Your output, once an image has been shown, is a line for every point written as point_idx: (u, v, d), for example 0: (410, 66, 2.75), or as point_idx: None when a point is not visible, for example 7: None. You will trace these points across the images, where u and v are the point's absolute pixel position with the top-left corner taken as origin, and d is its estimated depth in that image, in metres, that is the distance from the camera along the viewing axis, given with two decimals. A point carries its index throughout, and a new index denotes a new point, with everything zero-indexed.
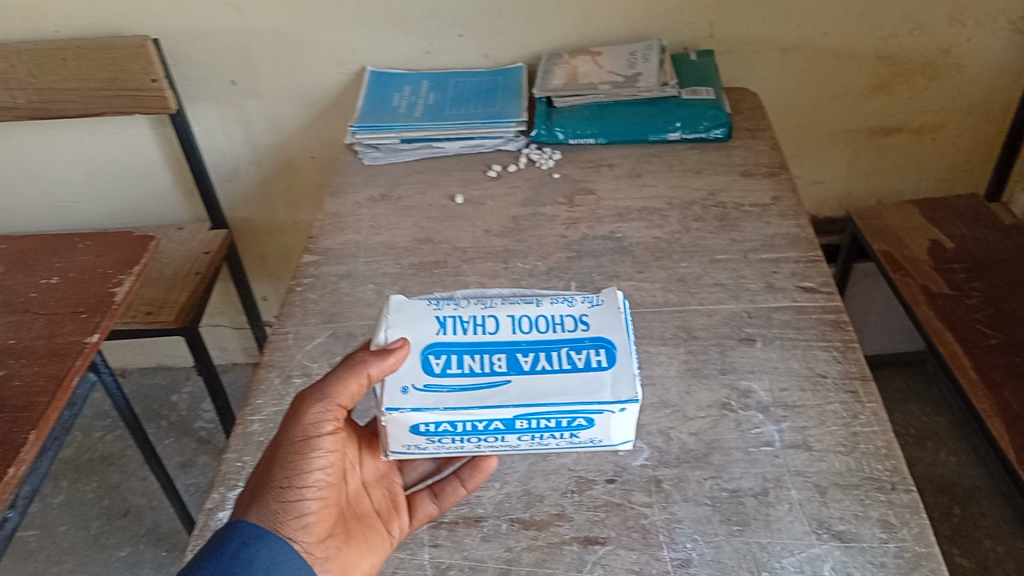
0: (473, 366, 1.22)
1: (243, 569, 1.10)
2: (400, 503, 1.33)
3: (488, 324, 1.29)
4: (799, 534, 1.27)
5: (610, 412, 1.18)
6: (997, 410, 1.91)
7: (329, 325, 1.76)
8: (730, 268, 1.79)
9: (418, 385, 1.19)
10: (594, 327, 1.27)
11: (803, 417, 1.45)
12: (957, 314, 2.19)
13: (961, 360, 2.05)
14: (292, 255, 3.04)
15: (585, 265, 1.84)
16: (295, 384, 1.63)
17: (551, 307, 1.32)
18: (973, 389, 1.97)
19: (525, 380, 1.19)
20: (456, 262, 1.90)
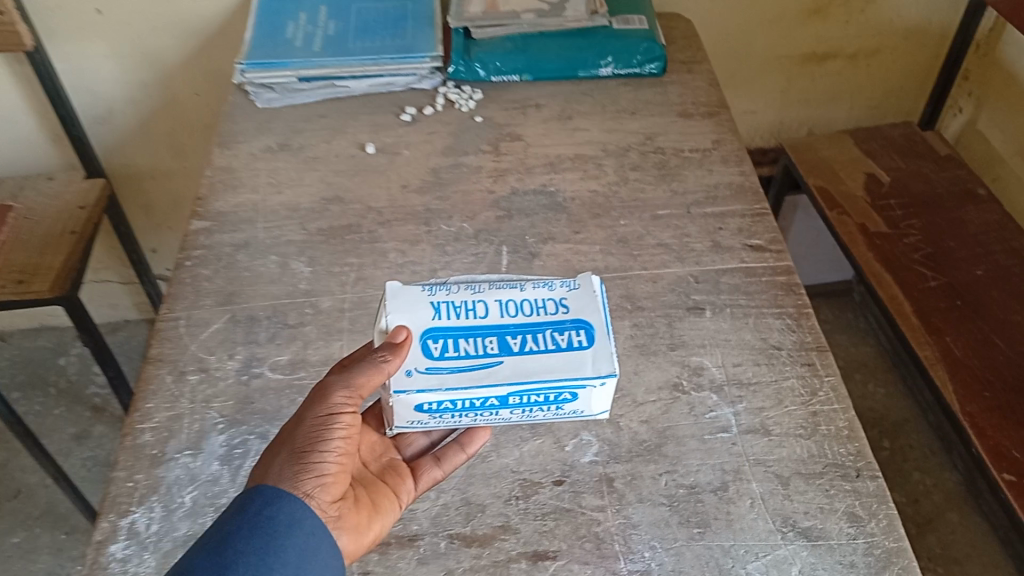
0: (469, 348, 1.15)
1: (266, 527, 1.01)
2: (404, 474, 1.22)
3: (477, 308, 1.20)
4: (763, 534, 1.17)
5: (594, 387, 1.13)
6: (940, 357, 1.87)
7: (227, 307, 1.54)
8: (673, 225, 1.65)
9: (421, 368, 1.13)
10: (575, 309, 1.20)
11: (759, 397, 1.34)
12: (897, 255, 2.14)
13: (903, 305, 2.00)
14: (184, 203, 2.72)
15: (515, 225, 1.67)
16: (191, 383, 1.42)
17: (533, 295, 1.22)
18: (915, 335, 1.93)
19: (517, 361, 1.13)
20: (370, 226, 1.69)
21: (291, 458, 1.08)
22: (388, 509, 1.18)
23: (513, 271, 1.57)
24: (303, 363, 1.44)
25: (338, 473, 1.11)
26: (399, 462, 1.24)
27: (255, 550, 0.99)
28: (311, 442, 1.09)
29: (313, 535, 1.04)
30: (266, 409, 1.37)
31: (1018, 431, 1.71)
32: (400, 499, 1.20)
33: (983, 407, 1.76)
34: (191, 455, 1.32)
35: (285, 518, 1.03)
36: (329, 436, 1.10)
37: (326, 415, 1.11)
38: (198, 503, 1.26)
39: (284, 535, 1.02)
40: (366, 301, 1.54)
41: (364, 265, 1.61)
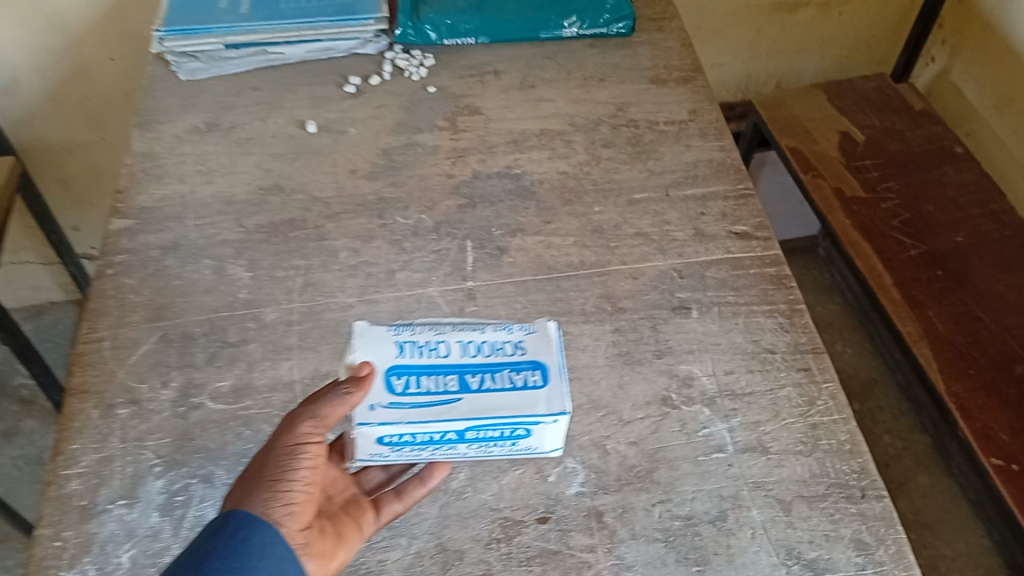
0: (429, 386, 1.03)
1: (236, 551, 0.91)
2: (366, 506, 1.08)
3: (438, 346, 1.08)
4: (766, 570, 1.08)
5: (547, 423, 1.03)
6: (923, 333, 1.80)
7: (158, 325, 1.36)
8: (651, 211, 1.51)
9: (385, 401, 1.01)
10: (533, 348, 1.10)
11: (755, 409, 1.24)
12: (873, 221, 2.04)
13: (882, 278, 1.91)
14: (105, 176, 2.45)
15: (480, 215, 1.51)
16: (121, 418, 1.25)
17: (494, 335, 1.12)
18: (896, 310, 1.85)
19: (477, 399, 1.02)
20: (316, 221, 1.51)
21: (259, 485, 0.97)
22: (352, 544, 1.05)
23: (480, 269, 1.42)
24: (248, 389, 1.27)
25: (309, 501, 0.99)
26: (361, 493, 1.10)
27: (228, 571, 0.89)
28: (279, 470, 0.97)
29: (285, 562, 0.93)
30: (209, 446, 1.21)
31: (1006, 413, 1.64)
32: (360, 535, 1.06)
33: (968, 386, 1.69)
34: (125, 507, 1.15)
35: (257, 541, 0.92)
36: (299, 463, 0.98)
37: (296, 442, 0.99)
38: (138, 564, 1.10)
39: (258, 558, 0.92)
40: (316, 311, 1.37)
41: (312, 267, 1.44)
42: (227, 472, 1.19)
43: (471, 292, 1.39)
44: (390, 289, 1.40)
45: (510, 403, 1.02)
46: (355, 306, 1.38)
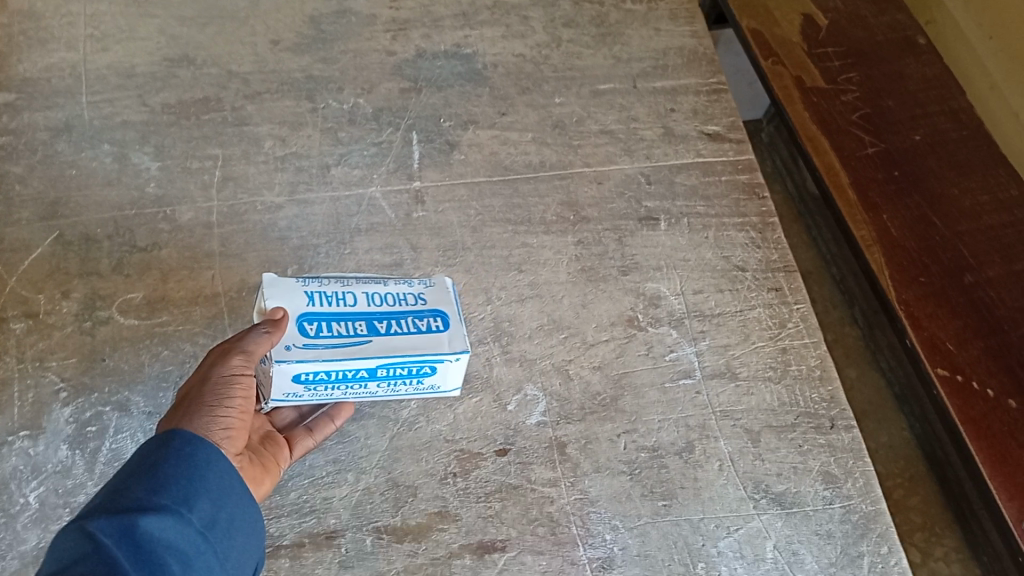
0: (340, 329, 0.93)
1: (184, 465, 0.76)
2: (281, 442, 0.97)
3: (343, 295, 0.97)
4: (733, 505, 1.05)
5: (450, 363, 0.95)
6: (878, 239, 1.58)
7: (52, 224, 1.16)
8: (617, 105, 1.37)
9: (299, 341, 0.90)
10: (434, 299, 0.99)
11: (724, 332, 1.17)
12: (832, 114, 1.74)
13: (839, 176, 1.65)
14: None
15: (427, 102, 1.34)
16: (13, 335, 1.07)
17: (397, 286, 1.00)
18: (850, 213, 1.61)
19: (387, 342, 0.93)
20: (234, 100, 1.30)
21: (189, 412, 0.82)
22: (274, 480, 0.94)
23: (428, 167, 1.27)
24: (163, 302, 1.11)
25: (243, 430, 0.86)
26: (272, 429, 0.97)
27: (180, 478, 0.75)
28: (215, 400, 0.84)
29: (235, 481, 0.79)
30: (120, 369, 1.05)
31: (954, 321, 1.48)
32: (278, 470, 0.95)
33: (920, 295, 1.51)
34: (29, 439, 1.00)
35: (203, 455, 0.78)
36: (236, 390, 0.85)
37: (227, 370, 0.85)
38: (47, 505, 0.96)
39: (208, 467, 0.77)
40: (238, 212, 1.20)
41: (231, 158, 1.25)
42: (145, 399, 1.04)
43: (418, 195, 1.24)
44: (325, 187, 1.23)
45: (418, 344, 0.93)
46: (284, 208, 1.21)
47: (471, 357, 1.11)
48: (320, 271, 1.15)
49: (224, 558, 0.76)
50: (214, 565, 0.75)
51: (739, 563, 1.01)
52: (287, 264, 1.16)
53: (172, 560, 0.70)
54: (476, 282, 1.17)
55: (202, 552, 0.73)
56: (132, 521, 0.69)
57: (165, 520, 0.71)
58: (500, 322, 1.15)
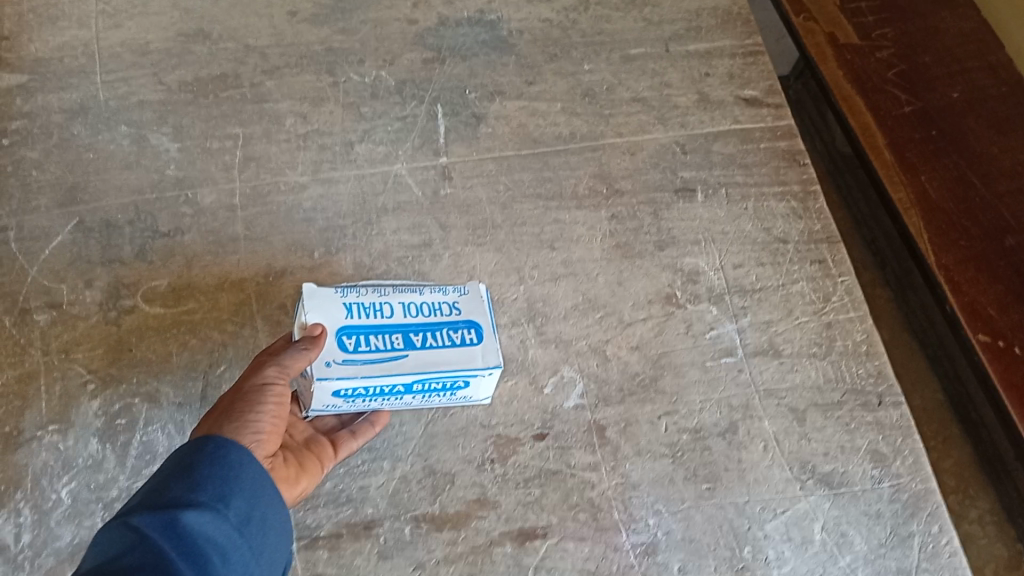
0: (378, 344, 0.89)
1: (220, 466, 0.74)
2: (323, 446, 0.94)
3: (380, 305, 0.92)
4: (780, 486, 1.02)
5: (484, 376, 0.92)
6: (917, 202, 1.50)
7: (72, 211, 1.13)
8: (649, 70, 1.32)
9: (338, 357, 0.87)
10: (469, 307, 0.94)
11: (766, 308, 1.13)
12: (866, 72, 1.63)
13: (874, 137, 1.56)
14: None
15: (451, 73, 1.29)
16: (38, 325, 1.05)
17: (433, 292, 0.95)
18: (887, 175, 1.53)
19: (424, 358, 0.89)
20: (253, 76, 1.26)
21: (222, 418, 0.81)
22: (313, 481, 0.92)
23: (454, 142, 1.22)
24: (190, 289, 1.08)
25: (275, 435, 0.84)
26: (315, 433, 0.95)
27: (217, 477, 0.73)
28: (246, 407, 0.82)
29: (269, 484, 0.77)
30: (148, 359, 1.03)
31: (995, 287, 1.40)
32: (319, 472, 0.92)
33: (959, 259, 1.43)
34: (58, 434, 0.98)
35: (237, 457, 0.76)
36: (269, 398, 0.83)
37: (260, 380, 0.84)
38: (79, 500, 0.95)
39: (243, 467, 0.75)
40: (261, 193, 1.16)
41: (252, 137, 1.21)
42: (175, 390, 1.02)
43: (445, 170, 1.20)
44: (350, 165, 1.19)
45: (453, 360, 0.90)
46: (309, 188, 1.17)
47: (505, 339, 1.08)
48: (348, 253, 1.12)
49: (260, 554, 0.74)
50: (251, 561, 0.73)
51: (787, 546, 0.98)
52: (314, 247, 1.13)
53: (212, 553, 0.69)
54: (508, 261, 1.14)
55: (240, 546, 0.72)
56: (172, 516, 0.68)
57: (203, 515, 0.70)
58: (533, 303, 1.11)
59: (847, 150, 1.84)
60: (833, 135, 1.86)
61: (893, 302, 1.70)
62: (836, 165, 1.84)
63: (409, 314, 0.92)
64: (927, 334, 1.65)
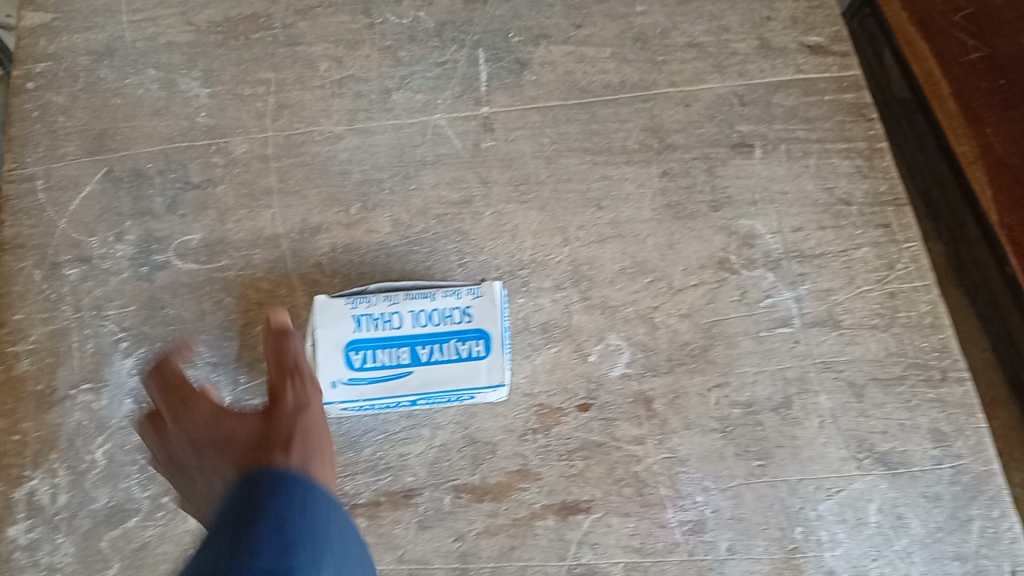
0: (385, 360, 0.92)
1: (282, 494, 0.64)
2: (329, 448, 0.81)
3: (390, 315, 0.93)
4: (834, 465, 0.97)
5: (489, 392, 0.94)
6: (981, 155, 1.40)
7: (100, 159, 1.09)
8: (707, 13, 1.22)
9: (345, 375, 0.92)
10: (481, 313, 0.93)
11: (826, 275, 1.07)
12: (929, 14, 1.45)
13: (939, 85, 1.45)
14: None
15: (494, 14, 1.20)
16: (68, 281, 1.02)
17: (445, 296, 0.93)
18: (950, 126, 1.43)
19: (428, 377, 0.92)
20: (285, 16, 1.19)
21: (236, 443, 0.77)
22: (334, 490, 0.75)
23: (497, 90, 1.15)
24: (223, 245, 1.05)
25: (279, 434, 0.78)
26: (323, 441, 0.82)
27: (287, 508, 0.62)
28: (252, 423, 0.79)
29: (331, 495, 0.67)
30: (181, 318, 1.00)
31: None
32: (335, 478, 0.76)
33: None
34: (91, 394, 0.97)
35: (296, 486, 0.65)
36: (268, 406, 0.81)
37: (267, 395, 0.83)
38: (114, 463, 0.94)
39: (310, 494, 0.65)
40: (294, 143, 1.11)
41: (284, 83, 1.15)
42: (209, 350, 0.99)
43: (488, 121, 1.13)
44: (387, 115, 1.13)
45: (457, 380, 0.92)
46: (344, 138, 1.12)
47: (549, 304, 1.04)
48: (386, 210, 1.08)
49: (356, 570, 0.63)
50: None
51: (840, 527, 0.95)
52: (350, 203, 1.08)
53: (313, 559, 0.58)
54: (552, 221, 1.08)
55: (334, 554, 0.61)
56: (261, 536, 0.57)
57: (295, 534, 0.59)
58: (579, 265, 1.06)
59: (906, 95, 1.64)
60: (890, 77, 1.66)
61: (946, 255, 1.59)
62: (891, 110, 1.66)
63: (417, 326, 0.92)
64: (976, 290, 1.56)
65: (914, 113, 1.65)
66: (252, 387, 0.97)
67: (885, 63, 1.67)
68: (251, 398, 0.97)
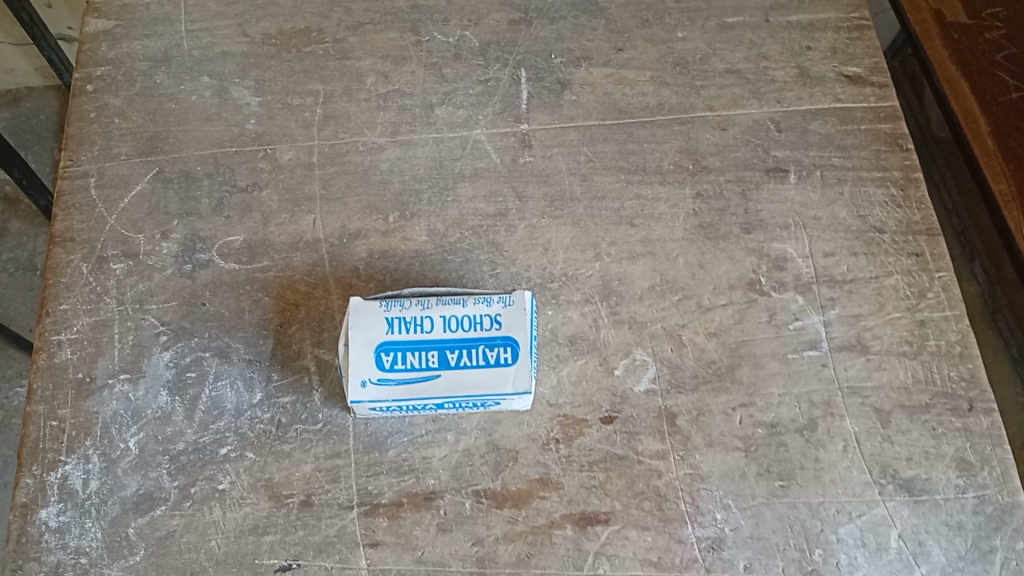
0: (414, 362, 0.93)
1: None
2: None
3: (421, 319, 0.95)
4: (857, 489, 0.97)
5: (514, 399, 0.96)
6: (1018, 194, 1.37)
7: (152, 160, 1.14)
8: (746, 41, 1.24)
9: (375, 375, 0.93)
10: (510, 322, 0.95)
11: (856, 301, 1.07)
12: (972, 55, 1.48)
13: (978, 123, 1.43)
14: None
15: (537, 36, 1.24)
16: (115, 275, 1.07)
17: (475, 303, 0.96)
18: (988, 164, 1.40)
19: (457, 381, 0.94)
20: (335, 32, 1.24)
21: None
22: None
23: (536, 108, 1.18)
24: (265, 247, 1.08)
25: None
26: None
27: None
28: None
29: None
30: (219, 314, 1.04)
31: None
32: None
33: None
34: (130, 383, 1.00)
35: None
36: None
37: None
38: (147, 451, 0.97)
39: None
40: (339, 152, 1.15)
41: (332, 94, 1.19)
42: (246, 346, 1.02)
43: (526, 138, 1.16)
44: (429, 128, 1.17)
45: (483, 385, 0.94)
46: (386, 149, 1.15)
47: (577, 317, 1.05)
48: (422, 220, 1.11)
49: None
50: None
51: (860, 552, 0.94)
52: (388, 211, 1.11)
53: None
54: (585, 236, 1.10)
55: None
56: None
57: None
58: (609, 280, 1.07)
59: (945, 135, 1.73)
60: (929, 118, 1.75)
61: (981, 296, 1.66)
62: (929, 149, 1.73)
63: (446, 332, 0.94)
64: (1015, 332, 1.61)
65: (952, 153, 1.73)
66: (284, 384, 1.00)
67: (924, 101, 1.76)
68: (282, 394, 0.99)
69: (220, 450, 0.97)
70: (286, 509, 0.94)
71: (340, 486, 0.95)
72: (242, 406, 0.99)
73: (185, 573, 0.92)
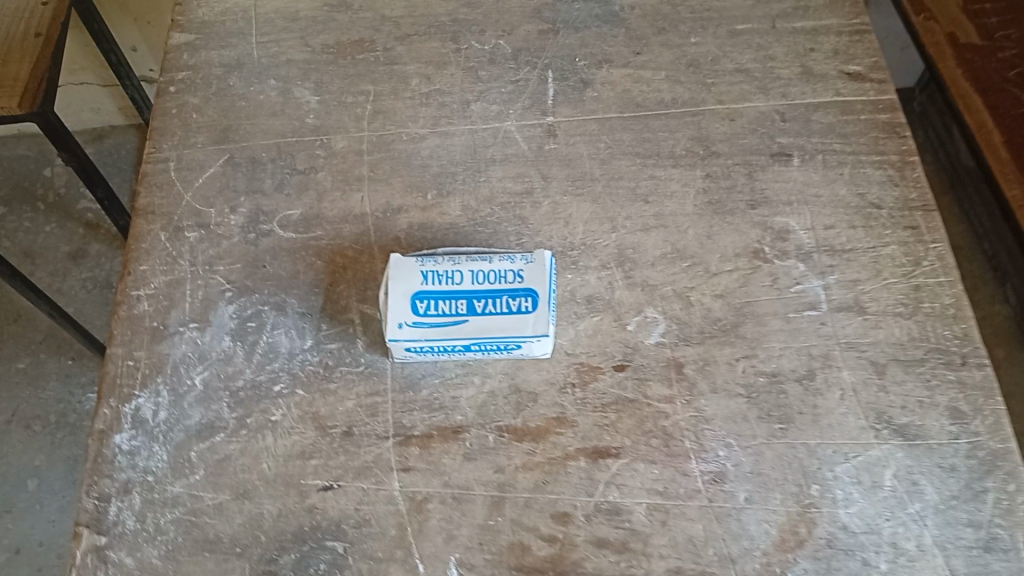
0: (445, 308, 1.05)
1: None
2: None
3: (453, 273, 1.07)
4: (853, 433, 1.04)
5: (534, 345, 1.06)
6: None
7: (223, 148, 1.30)
8: (755, 44, 1.37)
9: (410, 319, 1.05)
10: (531, 277, 1.07)
11: (854, 268, 1.15)
12: (985, 72, 1.57)
13: (991, 135, 1.50)
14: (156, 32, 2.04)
15: (563, 43, 1.39)
16: (188, 241, 1.22)
17: (501, 260, 1.08)
18: (1001, 170, 1.45)
19: (483, 326, 1.05)
20: (386, 42, 1.41)
21: None
22: None
23: (561, 103, 1.32)
24: (319, 219, 1.23)
25: None
26: None
27: None
28: None
29: None
30: (276, 275, 1.18)
31: None
32: None
33: None
34: (197, 330, 1.14)
35: None
36: None
37: None
38: (210, 387, 1.10)
39: None
40: (386, 141, 1.30)
41: (381, 93, 1.35)
42: (299, 301, 1.16)
43: (551, 128, 1.30)
44: (465, 121, 1.31)
45: (505, 330, 1.04)
46: (427, 139, 1.30)
47: (594, 280, 1.16)
48: (457, 197, 1.24)
49: None
50: None
51: (855, 488, 1.00)
52: (427, 190, 1.25)
53: None
54: (603, 211, 1.22)
55: None
56: None
57: None
58: (624, 249, 1.18)
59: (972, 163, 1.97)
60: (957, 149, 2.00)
61: (1014, 319, 1.85)
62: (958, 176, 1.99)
63: (474, 284, 1.06)
64: None
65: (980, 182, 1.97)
66: (331, 333, 1.13)
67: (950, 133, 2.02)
68: (329, 341, 1.12)
69: (273, 387, 1.09)
70: (329, 438, 1.06)
71: (377, 419, 1.07)
72: (294, 350, 1.12)
73: (239, 490, 1.03)
